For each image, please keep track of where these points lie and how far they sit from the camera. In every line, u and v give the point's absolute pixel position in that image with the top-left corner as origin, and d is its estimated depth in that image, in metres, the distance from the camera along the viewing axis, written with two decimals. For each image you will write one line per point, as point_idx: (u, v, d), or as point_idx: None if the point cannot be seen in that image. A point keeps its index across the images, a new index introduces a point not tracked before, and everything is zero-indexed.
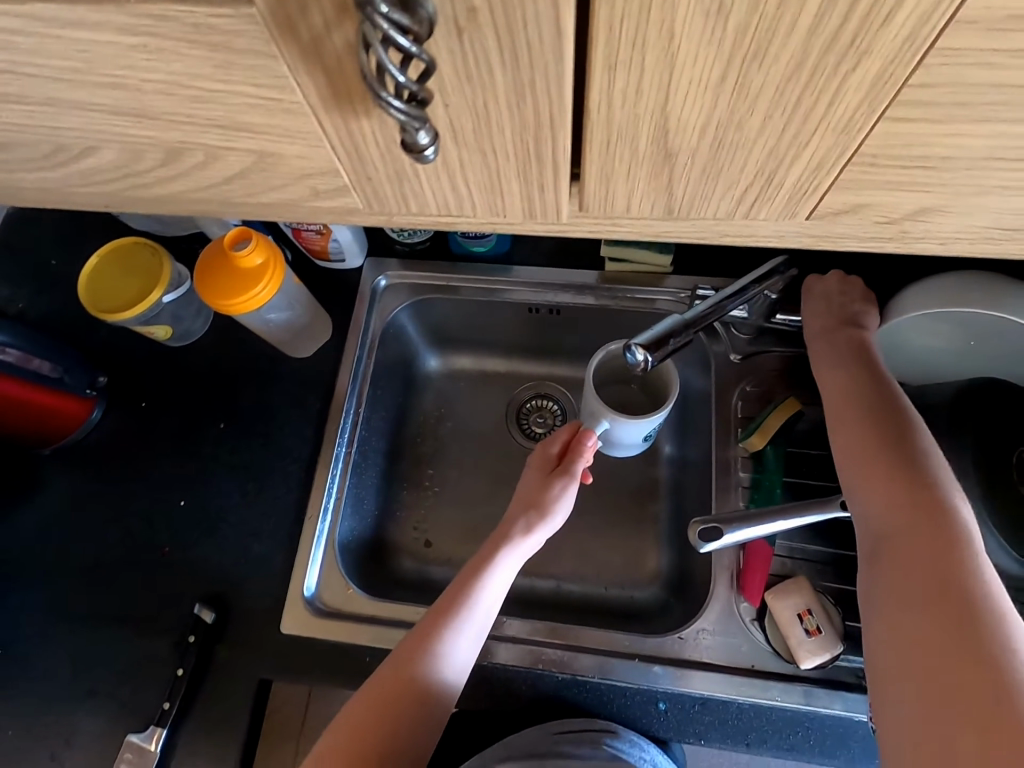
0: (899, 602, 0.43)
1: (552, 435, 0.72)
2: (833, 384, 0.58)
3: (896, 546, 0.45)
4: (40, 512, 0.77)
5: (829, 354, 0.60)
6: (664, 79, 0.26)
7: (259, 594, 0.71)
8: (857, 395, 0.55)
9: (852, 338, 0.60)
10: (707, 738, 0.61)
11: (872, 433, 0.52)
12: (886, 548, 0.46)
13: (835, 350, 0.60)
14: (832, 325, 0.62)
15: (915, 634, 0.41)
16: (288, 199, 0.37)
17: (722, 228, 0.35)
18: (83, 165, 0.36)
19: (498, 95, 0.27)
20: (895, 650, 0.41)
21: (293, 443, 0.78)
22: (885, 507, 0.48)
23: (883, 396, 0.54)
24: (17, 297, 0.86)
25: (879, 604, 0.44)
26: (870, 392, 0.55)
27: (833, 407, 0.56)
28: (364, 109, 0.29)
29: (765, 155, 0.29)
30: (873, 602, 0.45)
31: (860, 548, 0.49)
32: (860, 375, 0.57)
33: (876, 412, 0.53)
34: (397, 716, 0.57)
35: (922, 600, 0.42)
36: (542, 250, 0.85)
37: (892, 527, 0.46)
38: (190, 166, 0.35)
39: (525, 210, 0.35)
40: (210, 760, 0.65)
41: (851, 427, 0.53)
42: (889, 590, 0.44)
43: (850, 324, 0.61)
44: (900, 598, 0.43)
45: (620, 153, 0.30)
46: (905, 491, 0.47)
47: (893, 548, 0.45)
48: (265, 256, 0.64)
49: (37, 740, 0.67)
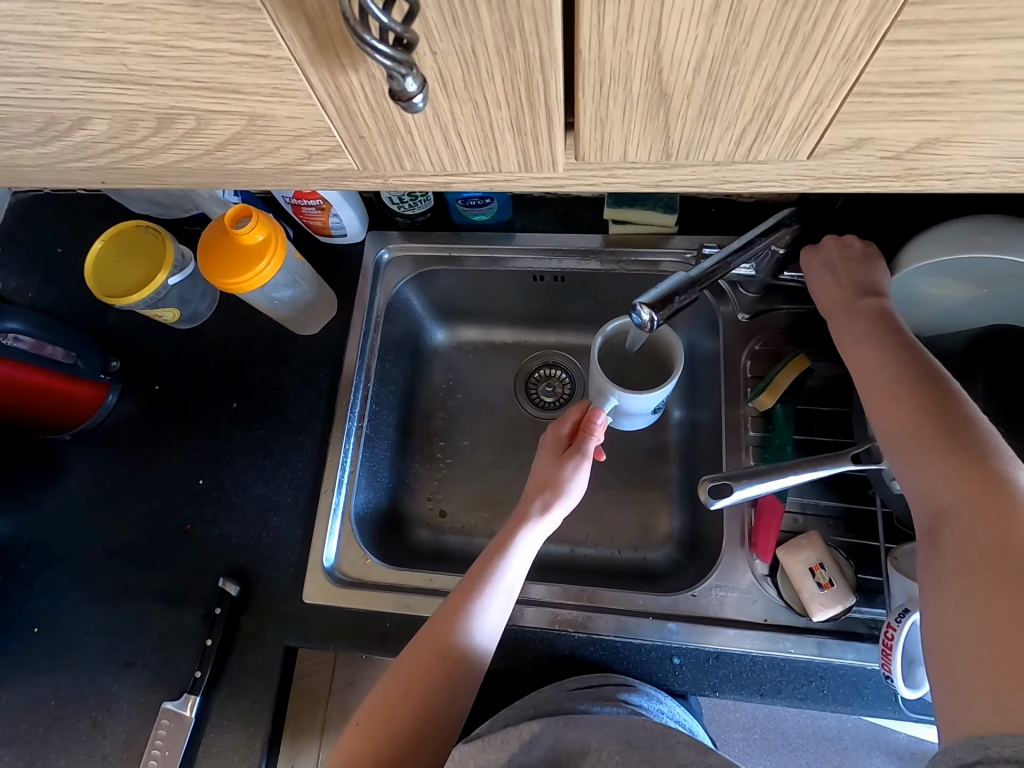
0: (946, 582, 0.41)
1: (562, 417, 0.74)
2: (858, 354, 0.55)
3: (946, 522, 0.43)
4: (65, 494, 0.79)
5: (851, 325, 0.57)
6: (656, 12, 0.25)
7: (280, 565, 0.73)
8: (878, 366, 0.53)
9: (873, 304, 0.57)
10: (721, 690, 0.62)
11: (902, 398, 0.49)
12: (938, 524, 0.44)
13: (856, 320, 0.57)
14: (848, 293, 0.60)
15: (968, 606, 0.39)
16: (282, 164, 0.37)
17: (724, 171, 0.35)
18: (76, 138, 0.36)
19: (486, 36, 0.27)
20: (954, 625, 0.40)
21: (305, 418, 0.79)
22: (925, 480, 0.46)
23: (910, 362, 0.51)
24: (27, 285, 0.87)
25: (930, 580, 0.42)
26: (897, 358, 0.52)
27: (861, 382, 0.54)
28: (350, 61, 0.29)
29: (763, 91, 0.29)
30: (924, 579, 0.43)
31: (917, 528, 0.46)
32: (884, 337, 0.54)
33: (904, 373, 0.51)
34: (433, 696, 0.58)
35: (979, 572, 0.40)
36: (544, 216, 0.84)
37: (934, 501, 0.45)
38: (183, 132, 0.35)
39: (520, 163, 0.35)
40: (242, 723, 0.68)
41: (884, 397, 0.51)
42: (943, 566, 0.42)
43: (867, 289, 0.59)
44: (954, 569, 0.41)
45: (615, 95, 0.29)
46: (939, 453, 0.45)
47: (944, 521, 0.43)
48: (266, 232, 0.64)
49: (79, 709, 0.70)
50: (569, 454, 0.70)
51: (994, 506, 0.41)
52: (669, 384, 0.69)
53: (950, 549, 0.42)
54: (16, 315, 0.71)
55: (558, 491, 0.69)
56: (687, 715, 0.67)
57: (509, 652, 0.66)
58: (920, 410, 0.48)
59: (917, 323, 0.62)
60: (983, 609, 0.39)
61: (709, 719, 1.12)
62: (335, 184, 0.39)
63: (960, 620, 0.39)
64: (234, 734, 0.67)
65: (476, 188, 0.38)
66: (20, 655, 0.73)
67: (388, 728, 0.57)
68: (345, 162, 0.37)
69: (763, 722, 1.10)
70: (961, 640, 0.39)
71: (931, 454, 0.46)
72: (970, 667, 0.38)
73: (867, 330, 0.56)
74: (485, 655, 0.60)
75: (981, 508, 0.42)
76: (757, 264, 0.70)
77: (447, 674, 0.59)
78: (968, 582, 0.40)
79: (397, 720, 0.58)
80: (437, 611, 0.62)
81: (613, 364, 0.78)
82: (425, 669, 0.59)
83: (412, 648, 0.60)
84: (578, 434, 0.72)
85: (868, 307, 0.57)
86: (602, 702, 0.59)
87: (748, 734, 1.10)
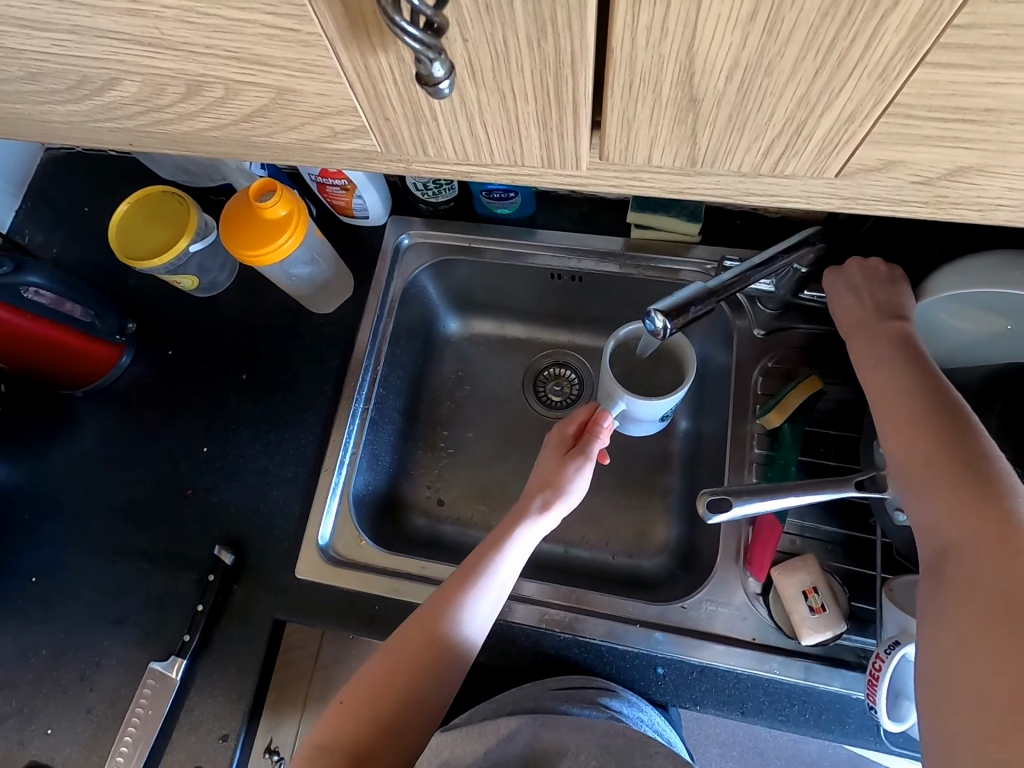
0: (944, 618, 0.41)
1: (569, 417, 0.74)
2: (875, 379, 0.54)
3: (951, 558, 0.43)
4: (73, 449, 0.81)
5: (870, 348, 0.57)
6: (691, 15, 0.25)
7: (276, 538, 0.73)
8: (895, 392, 0.52)
9: (895, 328, 0.56)
10: (702, 704, 0.62)
11: (916, 428, 0.49)
12: (943, 558, 0.43)
13: (876, 344, 0.56)
14: (869, 315, 0.59)
15: (967, 644, 0.39)
16: (306, 140, 0.37)
17: (749, 183, 0.35)
18: (107, 99, 0.36)
19: (517, 25, 0.26)
20: (950, 662, 0.39)
21: (312, 395, 0.79)
22: (934, 513, 0.45)
23: (930, 390, 0.50)
24: (52, 241, 0.89)
25: (929, 614, 0.42)
26: (915, 384, 0.51)
27: (876, 407, 0.53)
28: (380, 41, 0.28)
29: (795, 104, 0.28)
30: (923, 613, 0.43)
31: (920, 559, 0.45)
32: (902, 362, 0.54)
33: (919, 401, 0.50)
34: (422, 680, 0.58)
35: (979, 610, 0.39)
36: (567, 214, 0.84)
37: (939, 534, 0.44)
38: (211, 100, 0.35)
39: (543, 158, 0.35)
40: (225, 689, 0.69)
41: (898, 425, 0.50)
42: (943, 601, 0.41)
43: (890, 312, 0.58)
44: (954, 605, 0.41)
45: (643, 96, 0.29)
46: (949, 486, 0.45)
47: (949, 556, 0.43)
48: (289, 208, 0.64)
49: (69, 660, 0.72)
50: (573, 454, 0.70)
51: (1004, 544, 0.40)
52: (679, 392, 0.68)
53: (954, 584, 0.41)
54: (40, 269, 0.72)
55: (558, 491, 0.69)
56: (667, 726, 0.67)
57: (494, 646, 0.66)
58: (933, 441, 0.47)
59: (936, 354, 0.61)
60: (982, 648, 0.38)
61: (689, 732, 1.12)
62: (358, 164, 0.39)
63: (956, 657, 0.39)
64: (217, 700, 0.69)
65: (499, 179, 0.38)
66: (17, 602, 0.75)
67: (374, 708, 0.58)
68: (369, 143, 0.37)
69: (742, 740, 1.10)
70: (955, 677, 0.39)
71: (940, 486, 0.45)
72: (962, 707, 0.38)
73: (886, 355, 0.55)
74: (473, 647, 0.61)
75: (987, 545, 0.41)
76: (777, 280, 0.69)
77: (435, 660, 0.59)
78: (966, 619, 0.40)
79: (383, 701, 0.58)
80: (429, 599, 0.62)
81: (624, 370, 0.77)
82: (415, 653, 0.59)
83: (404, 631, 0.61)
84: (584, 435, 0.72)
85: (889, 331, 0.56)
86: (583, 704, 0.59)
87: (727, 750, 1.10)
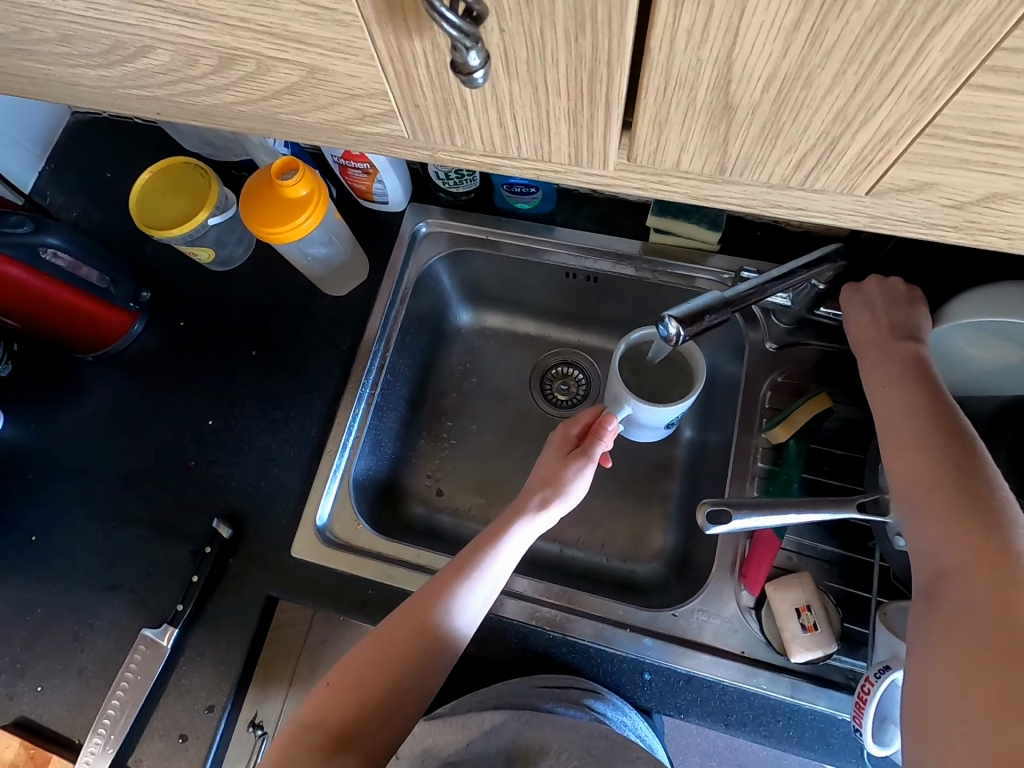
0: (935, 644, 0.40)
1: (574, 417, 0.74)
2: (883, 399, 0.54)
3: (946, 585, 0.42)
4: (79, 413, 0.81)
5: (881, 367, 0.56)
6: (734, 21, 0.24)
7: (274, 516, 0.74)
8: (904, 414, 0.52)
9: (908, 350, 0.56)
10: (686, 712, 0.62)
11: (920, 452, 0.48)
12: (938, 584, 0.43)
13: (887, 364, 0.56)
14: (883, 335, 0.58)
15: (956, 672, 0.38)
16: (334, 121, 0.37)
17: (777, 194, 0.34)
18: (138, 66, 0.36)
19: (556, 19, 0.26)
20: (938, 689, 0.39)
21: (320, 377, 0.79)
22: (933, 539, 0.45)
23: (938, 414, 0.50)
24: (72, 205, 0.89)
25: (919, 639, 0.42)
26: (923, 407, 0.51)
27: (881, 427, 0.53)
28: (416, 26, 0.28)
29: (831, 117, 0.28)
30: (914, 638, 0.42)
31: (914, 584, 0.45)
32: (912, 384, 0.53)
33: (925, 424, 0.50)
34: (411, 668, 0.59)
35: (972, 639, 0.39)
36: (587, 214, 0.83)
37: (936, 560, 0.44)
38: (242, 75, 0.35)
39: (570, 154, 0.35)
40: (214, 661, 0.69)
41: (902, 447, 0.50)
42: (935, 628, 0.41)
43: (904, 333, 0.57)
44: (945, 632, 0.40)
45: (677, 99, 0.29)
46: (949, 512, 0.44)
47: (944, 583, 0.42)
48: (310, 188, 0.64)
49: (63, 620, 0.73)
50: (575, 455, 0.70)
51: (1002, 575, 0.40)
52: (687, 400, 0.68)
53: (949, 612, 0.41)
54: (59, 231, 0.72)
55: (558, 490, 0.69)
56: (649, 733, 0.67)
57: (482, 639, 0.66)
58: (936, 465, 0.47)
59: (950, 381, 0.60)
60: (971, 677, 0.38)
61: (670, 739, 1.12)
62: (384, 149, 0.39)
63: (944, 684, 0.39)
64: (205, 671, 0.69)
65: (523, 175, 0.38)
66: (15, 559, 0.76)
67: (363, 692, 0.58)
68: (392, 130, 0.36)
69: (723, 751, 1.10)
70: (942, 705, 0.38)
71: (940, 511, 0.45)
72: (948, 735, 0.37)
73: (896, 376, 0.55)
74: (463, 639, 0.61)
75: (984, 574, 0.41)
76: (793, 295, 0.69)
77: (426, 648, 0.59)
78: (958, 647, 0.39)
79: (371, 687, 0.58)
80: (423, 587, 0.62)
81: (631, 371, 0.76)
82: (407, 640, 0.59)
83: (397, 620, 0.61)
84: (588, 436, 0.72)
85: (902, 352, 0.56)
86: (568, 704, 0.59)
87: (706, 760, 1.10)
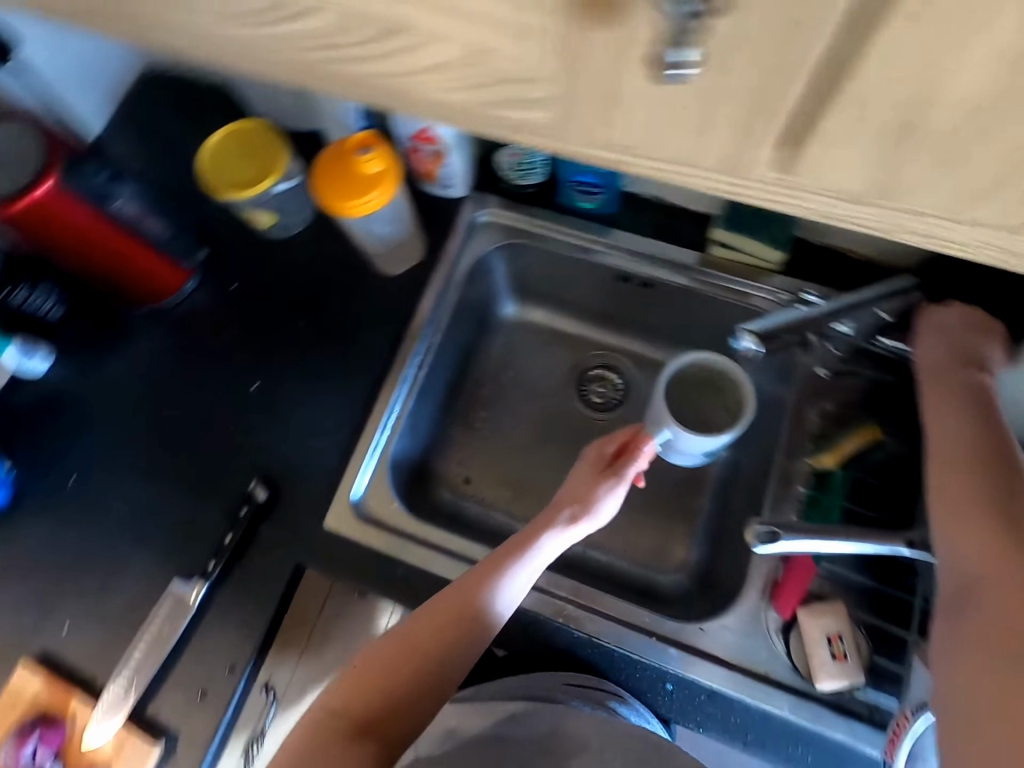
0: (966, 655, 0.42)
1: (610, 435, 0.73)
2: (938, 421, 0.55)
3: (976, 596, 0.44)
4: (127, 364, 0.82)
5: (940, 390, 0.58)
6: (953, 42, 0.25)
7: (309, 485, 0.74)
8: (963, 441, 0.53)
9: (974, 380, 0.57)
10: (704, 726, 0.63)
11: (970, 474, 0.50)
12: (967, 595, 0.45)
13: (948, 388, 0.57)
14: (949, 359, 0.59)
15: (991, 683, 0.40)
16: (474, 103, 0.37)
17: (912, 216, 0.35)
18: (264, 24, 0.36)
19: (773, 27, 0.26)
20: (967, 695, 0.41)
21: (367, 353, 0.80)
22: (968, 553, 0.46)
23: (993, 441, 0.51)
24: (137, 159, 0.90)
25: (949, 649, 0.44)
26: (982, 434, 0.52)
27: (930, 448, 0.54)
28: (612, 19, 0.27)
29: (1009, 147, 0.28)
30: (943, 645, 0.44)
31: (939, 593, 0.47)
32: (969, 409, 0.55)
33: (980, 450, 0.51)
34: (460, 640, 0.59)
35: (1006, 650, 0.41)
36: (649, 218, 0.82)
37: (964, 571, 0.46)
38: (398, 46, 0.34)
39: (719, 160, 0.35)
40: (239, 622, 0.70)
41: (950, 468, 0.51)
42: (967, 638, 0.43)
43: (970, 361, 0.58)
44: (976, 642, 0.42)
45: (857, 112, 0.29)
46: (993, 532, 0.46)
47: (975, 594, 0.44)
48: (383, 164, 0.64)
49: (95, 564, 0.74)
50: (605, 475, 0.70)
51: None
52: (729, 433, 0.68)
53: (980, 625, 0.43)
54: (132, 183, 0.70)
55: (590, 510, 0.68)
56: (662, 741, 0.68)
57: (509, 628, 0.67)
58: (984, 489, 0.48)
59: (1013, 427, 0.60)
60: (1004, 683, 0.40)
61: None
62: (502, 133, 0.39)
63: (974, 691, 0.41)
64: (230, 630, 0.70)
65: (650, 174, 0.38)
66: (53, 499, 0.77)
67: (411, 657, 0.59)
68: (532, 115, 0.36)
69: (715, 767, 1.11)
70: (971, 711, 0.40)
71: (980, 529, 0.47)
72: (975, 739, 0.39)
73: (956, 402, 0.56)
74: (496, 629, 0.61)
75: (1016, 590, 0.43)
76: (856, 322, 0.68)
77: (475, 622, 0.60)
78: (991, 657, 0.41)
79: (420, 653, 0.59)
80: (466, 573, 0.63)
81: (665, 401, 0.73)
82: (455, 612, 0.60)
83: (448, 593, 0.62)
84: (621, 457, 0.71)
85: (967, 380, 0.57)
86: (592, 703, 0.61)
87: None
